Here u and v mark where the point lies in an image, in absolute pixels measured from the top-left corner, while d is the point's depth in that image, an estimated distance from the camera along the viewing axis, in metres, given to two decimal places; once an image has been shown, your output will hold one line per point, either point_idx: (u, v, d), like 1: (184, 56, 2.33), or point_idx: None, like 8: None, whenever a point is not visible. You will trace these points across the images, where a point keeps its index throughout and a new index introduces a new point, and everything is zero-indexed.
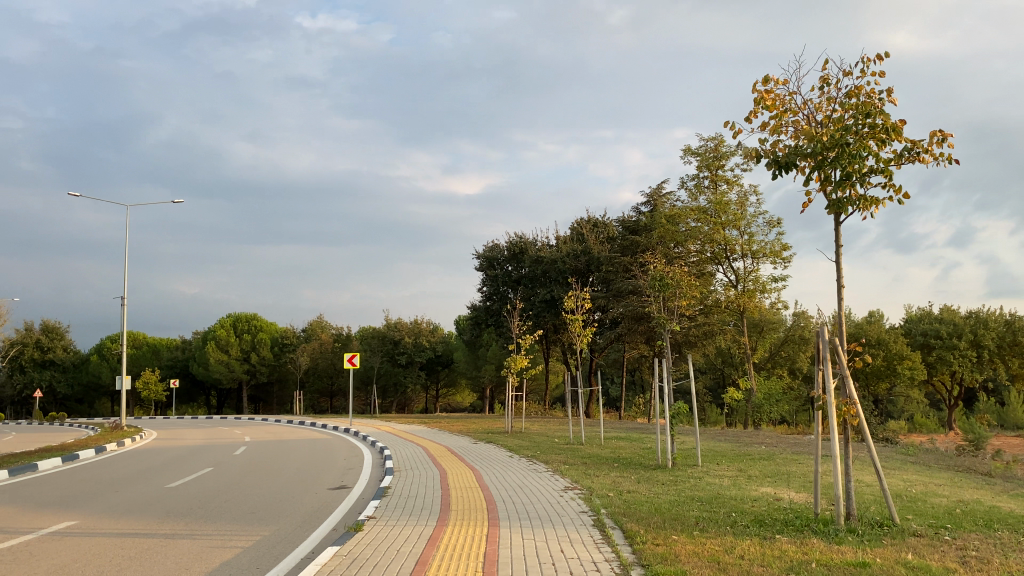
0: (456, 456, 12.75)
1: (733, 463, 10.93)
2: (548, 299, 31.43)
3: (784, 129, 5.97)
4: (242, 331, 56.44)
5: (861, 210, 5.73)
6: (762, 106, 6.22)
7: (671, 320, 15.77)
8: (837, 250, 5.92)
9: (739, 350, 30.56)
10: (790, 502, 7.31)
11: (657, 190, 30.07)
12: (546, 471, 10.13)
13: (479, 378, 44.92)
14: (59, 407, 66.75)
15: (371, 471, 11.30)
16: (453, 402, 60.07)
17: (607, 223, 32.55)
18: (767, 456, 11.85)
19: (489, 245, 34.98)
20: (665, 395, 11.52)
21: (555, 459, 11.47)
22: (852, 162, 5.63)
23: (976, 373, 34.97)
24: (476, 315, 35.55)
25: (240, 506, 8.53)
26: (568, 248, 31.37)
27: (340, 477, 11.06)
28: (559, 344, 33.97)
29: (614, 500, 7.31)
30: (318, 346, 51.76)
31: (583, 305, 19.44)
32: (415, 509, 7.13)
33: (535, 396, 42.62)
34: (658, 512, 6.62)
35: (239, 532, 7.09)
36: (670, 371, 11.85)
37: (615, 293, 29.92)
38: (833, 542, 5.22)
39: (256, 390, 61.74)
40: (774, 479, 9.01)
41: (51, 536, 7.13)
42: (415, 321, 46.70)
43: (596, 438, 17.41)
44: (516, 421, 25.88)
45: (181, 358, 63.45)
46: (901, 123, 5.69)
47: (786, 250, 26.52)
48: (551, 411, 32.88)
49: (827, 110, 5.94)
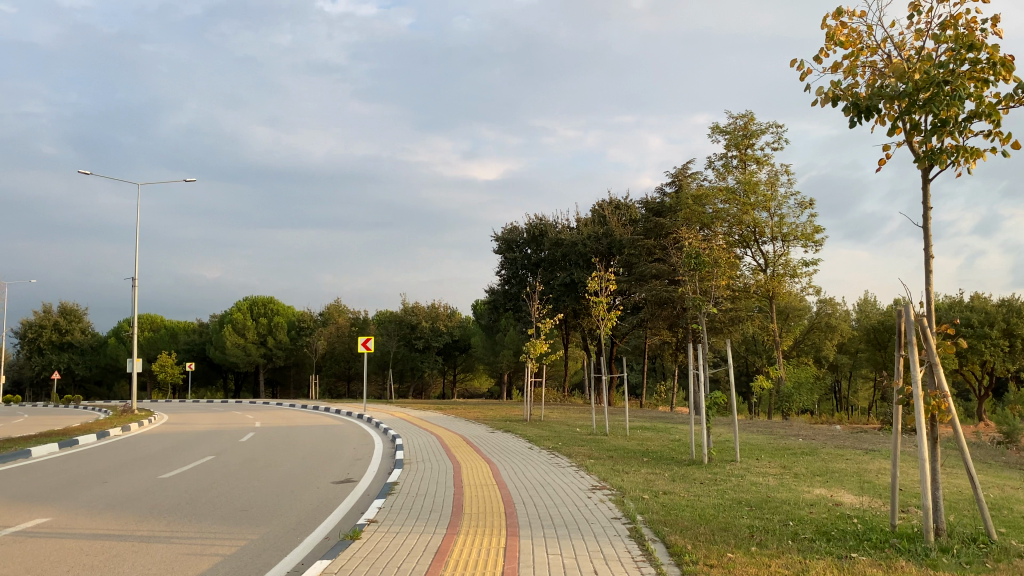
0: (471, 447, 11.87)
1: (774, 458, 9.97)
2: (568, 282, 30.54)
3: (862, 70, 4.96)
4: (259, 314, 55.91)
5: (959, 162, 4.74)
6: (835, 42, 5.21)
7: (707, 302, 14.92)
8: (928, 214, 4.93)
9: (767, 338, 29.38)
10: (853, 508, 6.37)
11: (683, 169, 28.98)
12: (571, 466, 9.19)
13: (496, 363, 44.11)
14: (78, 389, 66.67)
15: (379, 463, 10.46)
16: (471, 388, 59.41)
17: (629, 205, 31.70)
18: (811, 451, 10.87)
19: (508, 227, 34.10)
20: (700, 385, 10.52)
21: (580, 452, 10.54)
22: (949, 105, 4.58)
23: (1008, 363, 33.72)
24: (494, 299, 34.70)
25: (231, 503, 7.70)
26: (589, 230, 30.51)
27: (347, 469, 10.20)
28: (580, 329, 33.07)
29: (651, 504, 6.36)
30: (335, 330, 51.18)
31: (607, 287, 18.47)
32: (424, 512, 6.24)
33: (554, 383, 41.82)
34: (704, 520, 5.72)
35: (220, 535, 6.24)
36: (705, 359, 10.86)
37: (638, 277, 28.92)
38: (925, 566, 4.29)
39: (272, 374, 61.38)
40: (827, 479, 8.04)
41: (15, 536, 6.34)
42: (433, 305, 46.04)
43: (621, 427, 16.50)
44: (535, 408, 25.02)
45: (198, 342, 63.18)
46: (1010, 57, 4.64)
47: (819, 233, 25.49)
48: (571, 398, 32.07)
49: (915, 46, 4.92)
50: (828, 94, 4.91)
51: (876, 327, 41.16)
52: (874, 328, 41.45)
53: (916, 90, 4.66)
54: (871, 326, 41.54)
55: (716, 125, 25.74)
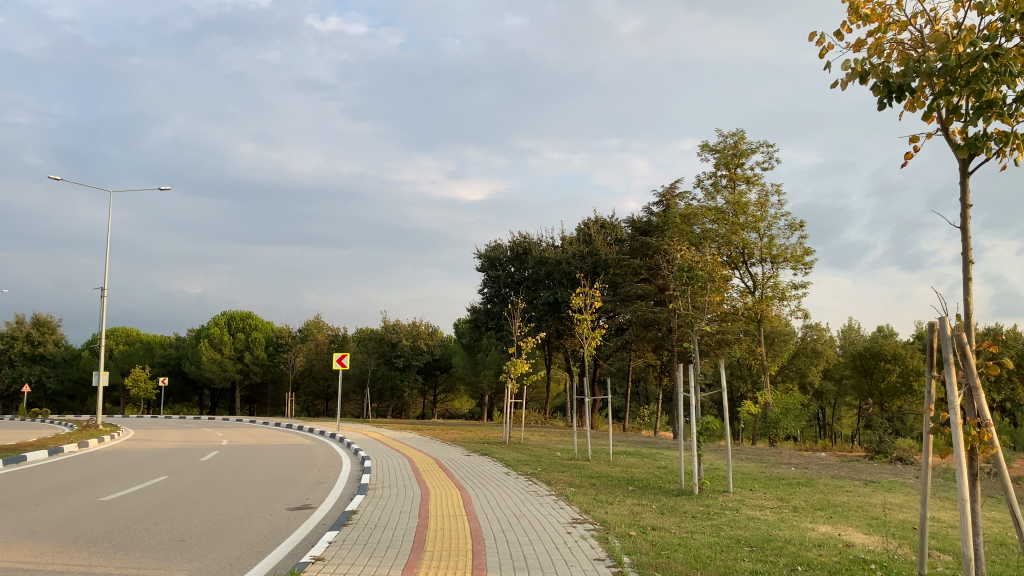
0: (444, 472, 11.05)
1: (770, 489, 9.25)
2: (551, 301, 29.87)
3: (891, 45, 4.28)
4: (236, 330, 54.88)
5: (1004, 151, 4.04)
6: (861, 16, 4.53)
7: (697, 320, 14.27)
8: (966, 213, 4.22)
9: (754, 362, 28.79)
10: (867, 550, 5.63)
11: (670, 189, 28.45)
12: (549, 495, 8.38)
13: (478, 383, 43.26)
14: (50, 402, 65.10)
15: (343, 488, 9.64)
16: (452, 409, 58.47)
17: (616, 224, 31.12)
18: (808, 482, 10.16)
19: (492, 244, 33.41)
20: (689, 408, 9.81)
21: (561, 479, 9.77)
22: (998, 83, 3.87)
23: (994, 393, 33.32)
24: (476, 318, 33.95)
25: (167, 531, 6.90)
26: (574, 248, 29.93)
27: (307, 494, 9.39)
28: (563, 350, 32.44)
29: (640, 543, 5.59)
30: (313, 346, 50.27)
31: (592, 304, 17.75)
32: (379, 549, 5.43)
33: (536, 405, 41.11)
34: (699, 565, 4.95)
35: (145, 570, 5.45)
36: (695, 381, 10.15)
37: (624, 298, 28.28)
38: None
39: (249, 391, 60.17)
40: (832, 515, 7.30)
41: None
42: (414, 323, 45.26)
43: (604, 452, 15.74)
44: (515, 430, 24.20)
45: (174, 356, 61.94)
46: None
47: (808, 255, 24.94)
48: (553, 420, 31.31)
49: (953, 18, 4.25)
50: (853, 70, 4.17)
51: (861, 354, 40.82)
52: (859, 356, 41.10)
53: (958, 68, 3.97)
54: (856, 353, 41.19)
55: (705, 144, 25.26)
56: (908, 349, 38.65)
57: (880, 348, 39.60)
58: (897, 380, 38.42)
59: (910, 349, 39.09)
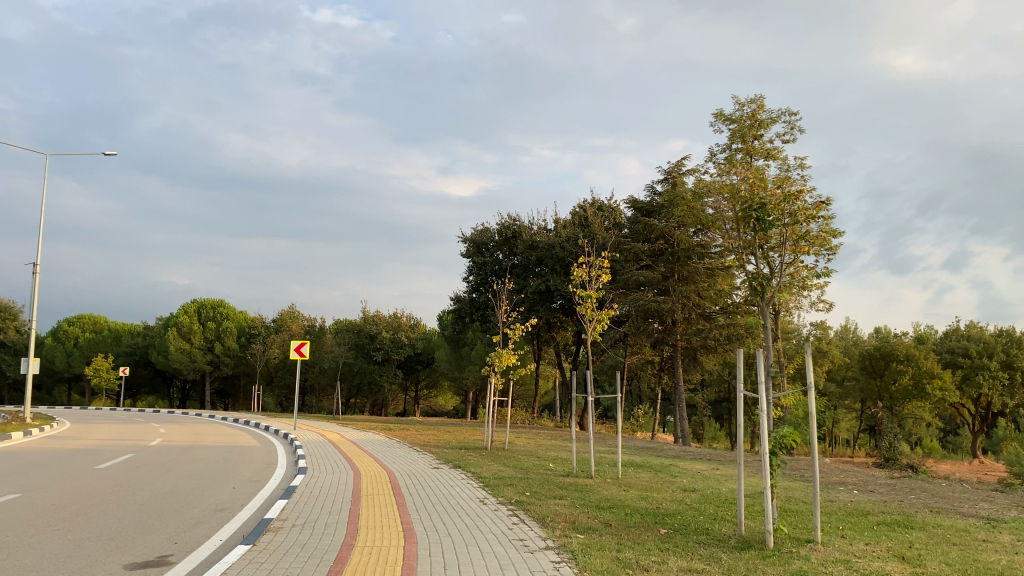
0: (396, 497, 7.89)
1: (878, 540, 6.10)
2: (542, 289, 26.70)
3: None
4: (207, 318, 51.32)
5: None
6: None
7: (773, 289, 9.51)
8: None
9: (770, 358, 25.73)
10: None
11: (677, 165, 25.60)
12: (545, 553, 5.20)
13: (462, 379, 40.09)
14: (10, 391, 61.86)
15: (242, 524, 6.54)
16: (435, 405, 55.43)
17: (614, 207, 27.98)
18: (910, 521, 7.09)
19: (478, 228, 30.32)
20: (757, 418, 6.69)
21: (563, 515, 6.62)
22: None
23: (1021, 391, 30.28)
24: (460, 307, 30.89)
25: None
26: (568, 231, 26.75)
27: (178, 535, 6.25)
28: (554, 343, 29.63)
29: None
30: (287, 337, 47.04)
31: (598, 277, 13.75)
32: None
33: (523, 403, 38.04)
34: None
35: None
36: (761, 372, 6.91)
37: (622, 285, 25.20)
38: None
39: (221, 384, 56.94)
40: None
41: None
42: (395, 314, 42.30)
43: (606, 463, 12.55)
44: (497, 434, 20.83)
45: (142, 345, 58.51)
46: None
47: (836, 237, 21.83)
48: (541, 420, 28.46)
49: None
50: None
51: (871, 354, 37.88)
52: (868, 356, 38.08)
53: None
54: (866, 354, 38.21)
55: (721, 113, 22.32)
56: (922, 350, 35.74)
57: (892, 348, 36.55)
58: (909, 383, 35.56)
59: (922, 350, 36.14)
